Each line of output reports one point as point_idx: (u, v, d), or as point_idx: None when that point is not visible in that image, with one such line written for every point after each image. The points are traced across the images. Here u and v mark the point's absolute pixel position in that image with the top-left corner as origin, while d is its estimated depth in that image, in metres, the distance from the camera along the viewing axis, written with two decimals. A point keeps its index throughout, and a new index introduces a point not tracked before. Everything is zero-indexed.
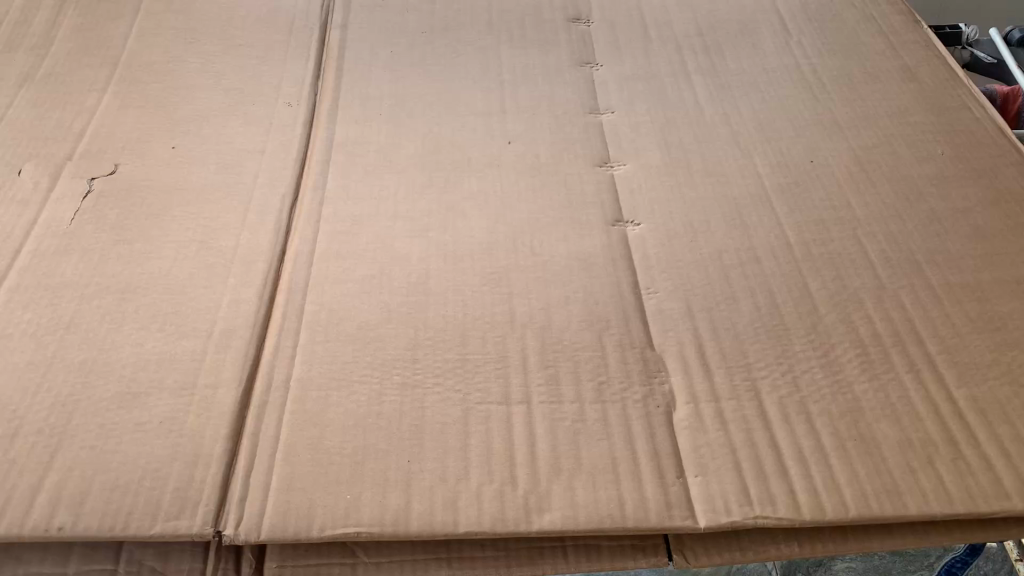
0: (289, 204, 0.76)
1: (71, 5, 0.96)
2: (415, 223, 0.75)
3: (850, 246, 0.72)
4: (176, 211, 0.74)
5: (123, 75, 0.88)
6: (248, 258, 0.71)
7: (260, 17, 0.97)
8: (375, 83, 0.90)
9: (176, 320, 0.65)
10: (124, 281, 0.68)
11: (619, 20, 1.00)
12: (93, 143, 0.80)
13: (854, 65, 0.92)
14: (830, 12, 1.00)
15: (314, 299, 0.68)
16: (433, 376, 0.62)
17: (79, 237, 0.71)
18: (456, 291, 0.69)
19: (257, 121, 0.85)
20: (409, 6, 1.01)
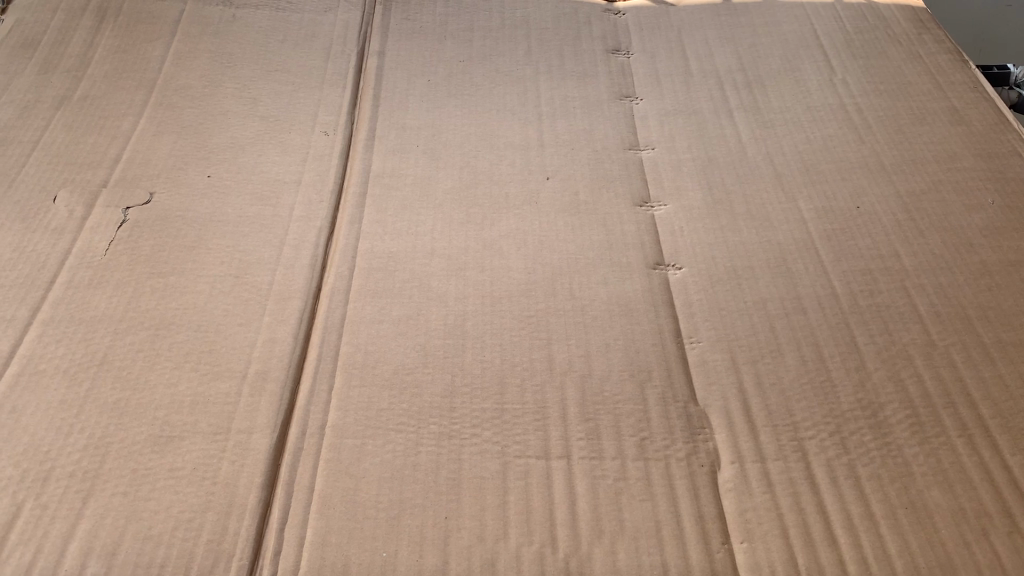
0: (325, 239, 0.75)
1: (108, 25, 0.96)
2: (453, 261, 0.74)
3: (899, 298, 0.70)
4: (212, 243, 0.73)
5: (159, 100, 0.88)
6: (283, 295, 0.69)
7: (297, 41, 0.96)
8: (412, 113, 0.89)
9: (211, 358, 0.64)
10: (159, 316, 0.67)
11: (660, 52, 0.98)
12: (129, 170, 0.80)
13: (900, 106, 0.90)
14: (875, 48, 0.98)
15: (349, 340, 0.67)
16: (471, 426, 0.60)
17: (113, 268, 0.70)
18: (495, 335, 0.67)
19: (294, 150, 0.84)
20: (447, 33, 1.00)
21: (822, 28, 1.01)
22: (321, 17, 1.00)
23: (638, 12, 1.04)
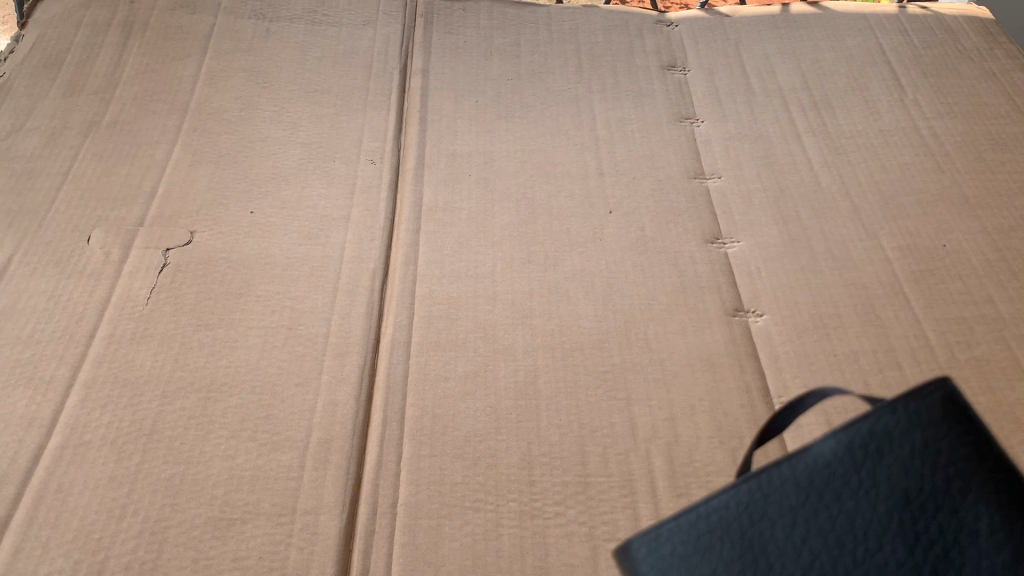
0: (380, 283, 0.70)
1: (135, 40, 0.90)
2: (518, 308, 0.69)
3: (998, 351, 0.65)
4: (260, 289, 0.68)
5: (193, 124, 0.82)
6: (340, 348, 0.65)
7: (336, 59, 0.91)
8: (461, 139, 0.84)
9: (268, 426, 0.59)
10: (209, 377, 0.62)
11: (718, 69, 0.93)
12: (166, 206, 0.74)
13: (978, 130, 0.85)
14: (947, 64, 0.93)
15: (415, 400, 0.62)
16: (554, 504, 0.56)
17: (157, 320, 0.65)
18: (570, 394, 0.63)
19: (340, 181, 0.79)
20: (493, 48, 0.94)
21: (888, 41, 0.96)
22: (359, 31, 0.94)
23: (691, 24, 0.99)
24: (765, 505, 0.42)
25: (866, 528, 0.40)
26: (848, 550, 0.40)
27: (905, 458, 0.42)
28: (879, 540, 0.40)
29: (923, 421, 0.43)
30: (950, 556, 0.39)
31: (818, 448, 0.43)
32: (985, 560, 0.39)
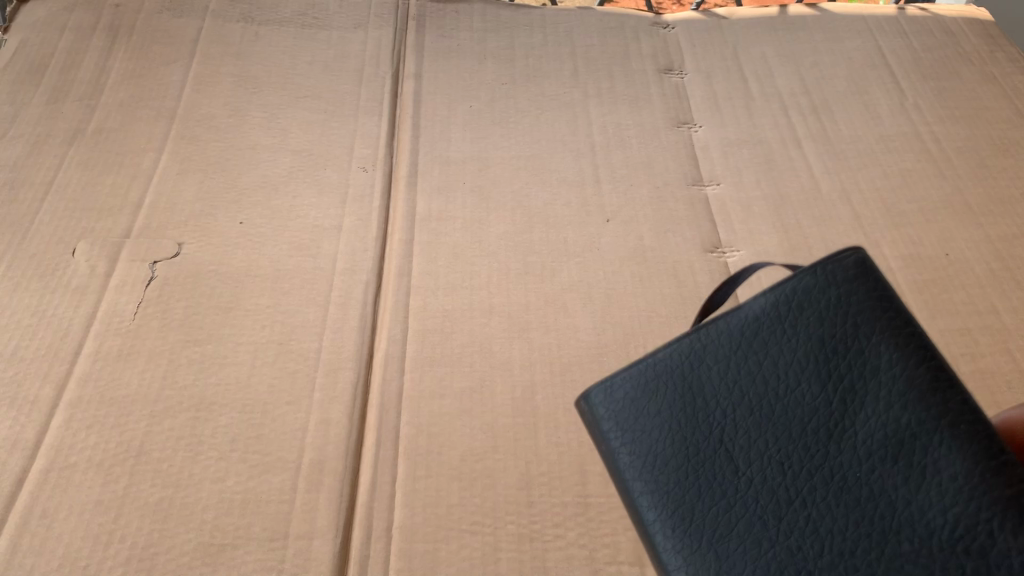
0: (374, 295, 0.69)
1: (121, 45, 0.88)
2: (514, 321, 0.68)
3: (1004, 363, 0.64)
4: (250, 304, 0.67)
5: (181, 132, 0.80)
6: (333, 364, 0.63)
7: (327, 63, 0.89)
8: (455, 145, 0.83)
9: (259, 446, 0.58)
10: (198, 395, 0.60)
11: (716, 72, 0.92)
12: (153, 217, 0.73)
13: (980, 135, 0.84)
14: (947, 67, 0.91)
15: (410, 418, 0.60)
16: (553, 526, 0.54)
17: (144, 337, 0.64)
18: (568, 411, 0.61)
19: (332, 190, 0.77)
20: (487, 51, 0.93)
21: (888, 44, 0.94)
22: (351, 34, 0.93)
23: (688, 26, 0.98)
24: (702, 354, 0.46)
25: (789, 368, 0.43)
26: (772, 388, 0.43)
27: (824, 308, 0.43)
28: (799, 379, 0.43)
29: (839, 284, 0.44)
30: (858, 390, 0.41)
31: (750, 304, 0.45)
32: (884, 390, 0.40)
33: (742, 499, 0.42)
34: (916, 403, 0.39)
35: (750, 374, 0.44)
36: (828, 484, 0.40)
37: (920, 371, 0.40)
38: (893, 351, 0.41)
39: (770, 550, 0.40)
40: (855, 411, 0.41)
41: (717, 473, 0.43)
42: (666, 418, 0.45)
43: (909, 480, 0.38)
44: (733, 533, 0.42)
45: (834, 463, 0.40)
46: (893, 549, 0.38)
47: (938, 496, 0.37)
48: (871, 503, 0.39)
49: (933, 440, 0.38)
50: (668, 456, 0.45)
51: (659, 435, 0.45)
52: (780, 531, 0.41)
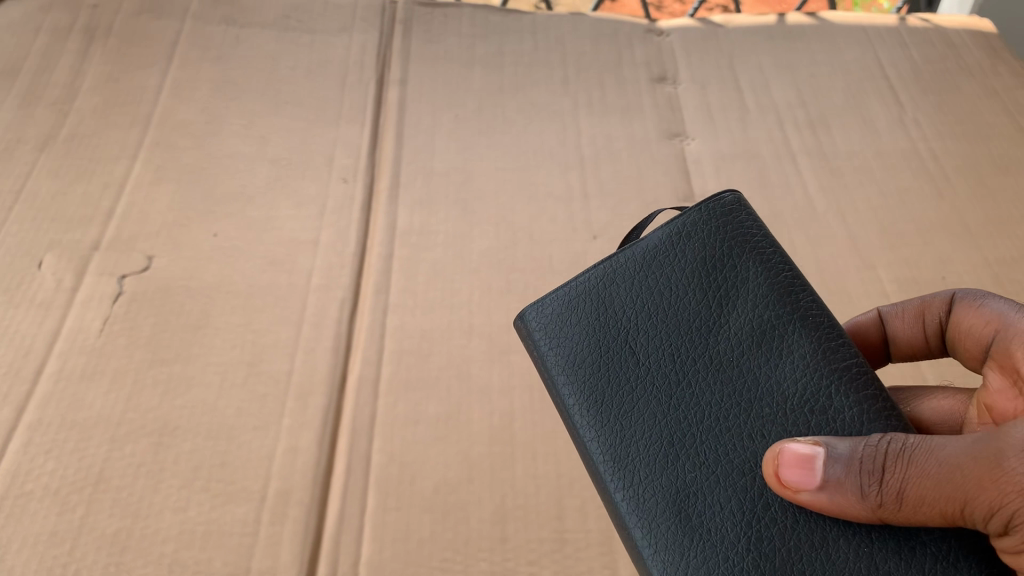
0: (350, 314, 0.67)
1: (98, 48, 0.85)
2: (495, 343, 0.65)
3: None
4: (220, 321, 0.64)
5: (156, 140, 0.78)
6: (304, 387, 0.61)
7: (310, 69, 0.87)
8: (439, 156, 0.80)
9: (224, 475, 0.55)
10: (162, 418, 0.58)
11: (710, 81, 0.89)
12: (124, 228, 0.70)
13: (980, 153, 0.82)
14: (947, 81, 0.89)
15: (382, 446, 0.58)
16: (527, 564, 0.52)
17: (109, 356, 0.61)
18: (547, 440, 0.59)
19: (310, 201, 0.75)
20: (475, 58, 0.90)
21: (887, 56, 0.92)
22: (335, 38, 0.90)
23: (683, 33, 0.95)
24: (610, 274, 0.48)
25: (678, 283, 0.46)
26: (664, 298, 0.46)
27: (709, 234, 0.46)
28: (687, 291, 0.46)
29: (717, 213, 0.46)
30: (735, 296, 0.44)
31: (648, 235, 0.48)
32: (754, 293, 0.44)
33: (641, 388, 0.44)
34: (778, 295, 0.43)
35: (644, 278, 0.47)
36: (708, 364, 0.43)
37: (784, 270, 0.44)
38: (760, 254, 0.45)
39: (662, 424, 0.43)
40: (731, 303, 0.44)
41: (617, 361, 0.46)
42: (580, 329, 0.48)
43: (773, 360, 0.42)
44: (629, 411, 0.44)
45: (713, 347, 0.44)
46: (759, 420, 0.41)
47: (795, 375, 0.41)
48: (742, 381, 0.42)
49: (792, 327, 0.42)
50: (582, 357, 0.47)
51: (568, 331, 0.48)
52: (667, 405, 0.43)
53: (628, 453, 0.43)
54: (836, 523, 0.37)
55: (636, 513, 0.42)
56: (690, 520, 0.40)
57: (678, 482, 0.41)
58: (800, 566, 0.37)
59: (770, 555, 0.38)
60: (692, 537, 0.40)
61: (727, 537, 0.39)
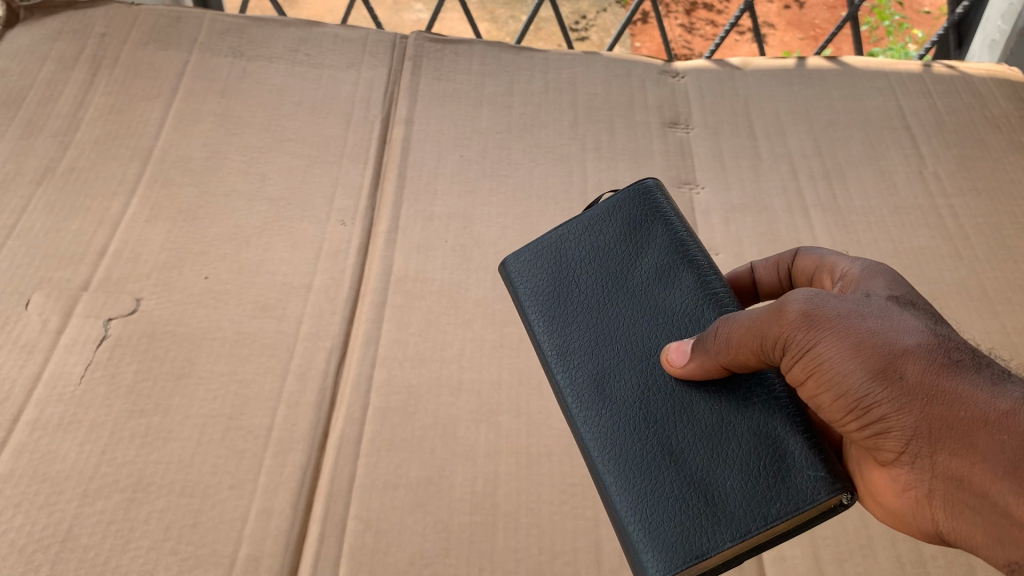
0: (337, 366, 0.65)
1: (103, 79, 0.85)
2: (484, 402, 0.63)
3: None
4: (203, 370, 0.63)
5: (154, 175, 0.77)
6: (283, 444, 0.59)
7: (315, 105, 0.86)
8: (441, 199, 0.78)
9: (195, 536, 0.54)
10: (137, 473, 0.57)
11: (723, 127, 0.87)
12: (115, 269, 0.69)
13: (1002, 212, 0.79)
14: (971, 133, 0.86)
15: (360, 511, 0.56)
16: None
17: (88, 404, 0.60)
18: (531, 511, 0.57)
19: (307, 243, 0.73)
20: (483, 97, 0.89)
21: (909, 105, 0.89)
22: (342, 73, 0.89)
23: (698, 75, 0.93)
24: (564, 230, 0.60)
25: (613, 233, 0.58)
26: (603, 245, 0.58)
27: (637, 198, 0.59)
28: (619, 238, 0.58)
29: (645, 186, 0.59)
30: (652, 241, 0.56)
31: (596, 204, 0.61)
32: (666, 238, 0.56)
33: (580, 305, 0.56)
34: (678, 243, 0.55)
35: (585, 233, 0.59)
36: (624, 290, 0.55)
37: (686, 228, 0.57)
38: (670, 217, 0.57)
39: (592, 328, 0.55)
40: (645, 248, 0.56)
41: (565, 288, 0.58)
42: (539, 268, 0.60)
43: (669, 289, 0.54)
44: (565, 324, 0.56)
45: (629, 280, 0.56)
46: (656, 329, 0.53)
47: (685, 292, 0.53)
48: (648, 302, 0.54)
49: (684, 262, 0.54)
50: (539, 287, 0.59)
51: (532, 269, 0.60)
52: (595, 319, 0.55)
53: (565, 346, 0.55)
54: (698, 388, 0.49)
55: (567, 387, 0.53)
56: (604, 390, 0.52)
57: (598, 365, 0.53)
58: (673, 419, 0.48)
59: (656, 409, 0.49)
60: (602, 398, 0.51)
61: (626, 404, 0.50)
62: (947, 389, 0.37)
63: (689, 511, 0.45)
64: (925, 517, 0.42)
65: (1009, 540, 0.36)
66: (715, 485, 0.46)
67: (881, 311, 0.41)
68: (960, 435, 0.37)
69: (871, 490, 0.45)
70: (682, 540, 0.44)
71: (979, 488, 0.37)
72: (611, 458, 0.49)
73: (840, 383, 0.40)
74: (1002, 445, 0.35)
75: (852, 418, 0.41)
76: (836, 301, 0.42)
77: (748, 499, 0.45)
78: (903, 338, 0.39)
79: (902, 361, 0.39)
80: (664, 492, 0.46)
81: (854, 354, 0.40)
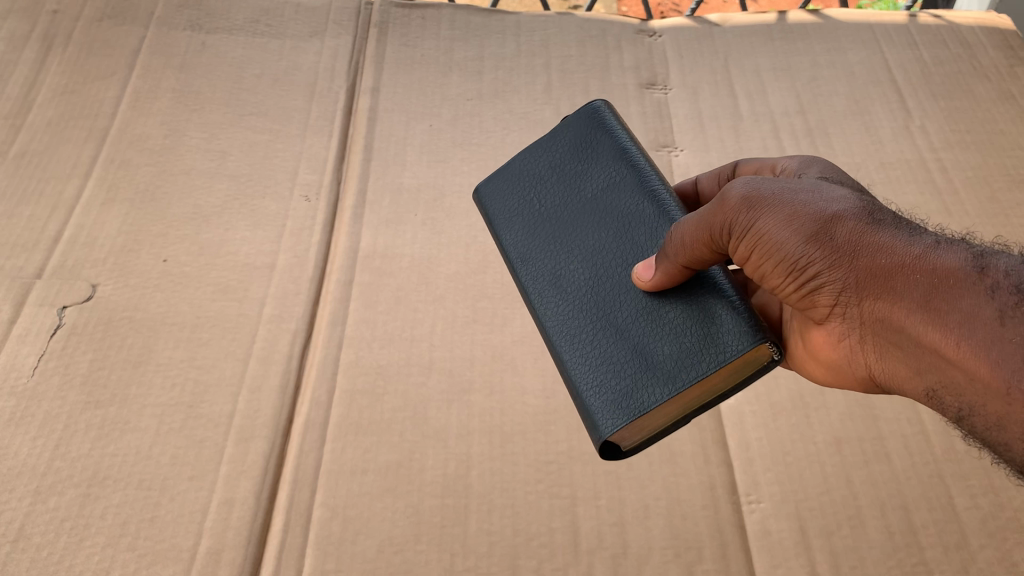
0: (302, 349, 0.62)
1: (56, 58, 0.82)
2: (456, 379, 0.61)
3: None
4: (162, 357, 0.60)
5: (111, 156, 0.74)
6: (245, 431, 0.57)
7: (277, 77, 0.82)
8: (410, 171, 0.76)
9: (153, 531, 0.51)
10: (92, 467, 0.54)
11: (702, 86, 0.84)
12: (70, 254, 0.66)
13: (991, 163, 0.76)
14: (959, 84, 0.83)
15: (326, 499, 0.54)
16: None
17: (41, 396, 0.57)
18: (505, 491, 0.55)
19: (269, 221, 0.71)
20: (453, 64, 0.85)
21: (894, 56, 0.86)
22: (305, 44, 0.86)
23: (676, 33, 0.90)
24: (525, 151, 0.59)
25: (568, 149, 0.56)
26: (558, 163, 0.56)
27: (590, 117, 0.57)
28: (574, 154, 0.56)
29: (596, 106, 0.57)
30: (603, 153, 0.54)
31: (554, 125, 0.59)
32: (615, 150, 0.54)
33: (539, 221, 0.55)
34: (625, 149, 0.54)
35: (544, 150, 0.57)
36: (579, 199, 0.53)
37: (631, 137, 0.54)
38: (616, 127, 0.56)
39: (551, 237, 0.53)
40: (595, 160, 0.54)
41: (526, 205, 0.56)
42: (505, 188, 0.58)
43: (617, 196, 0.52)
44: (527, 238, 0.54)
45: (582, 191, 0.54)
46: (608, 230, 0.51)
47: (631, 196, 0.51)
48: (597, 209, 0.52)
49: (631, 166, 0.52)
50: (504, 206, 0.57)
51: (498, 189, 0.59)
52: (552, 229, 0.53)
53: (527, 257, 0.53)
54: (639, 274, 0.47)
55: (531, 293, 0.52)
56: (561, 289, 0.50)
57: (555, 268, 0.51)
58: (619, 304, 0.47)
59: (605, 299, 0.48)
60: (560, 296, 0.50)
61: (581, 300, 0.49)
62: (871, 244, 0.37)
63: (636, 381, 0.44)
64: (860, 368, 0.42)
65: (923, 368, 0.37)
66: (654, 355, 0.44)
67: (814, 186, 0.41)
68: (878, 279, 0.37)
69: (814, 357, 0.46)
70: (626, 406, 0.44)
71: (897, 326, 0.37)
72: (568, 349, 0.48)
73: (774, 252, 0.40)
74: (912, 283, 0.36)
75: (790, 281, 0.41)
76: (771, 183, 0.41)
77: (682, 358, 0.43)
78: (833, 204, 0.39)
79: (829, 222, 0.39)
80: (613, 369, 0.45)
81: (788, 224, 0.39)
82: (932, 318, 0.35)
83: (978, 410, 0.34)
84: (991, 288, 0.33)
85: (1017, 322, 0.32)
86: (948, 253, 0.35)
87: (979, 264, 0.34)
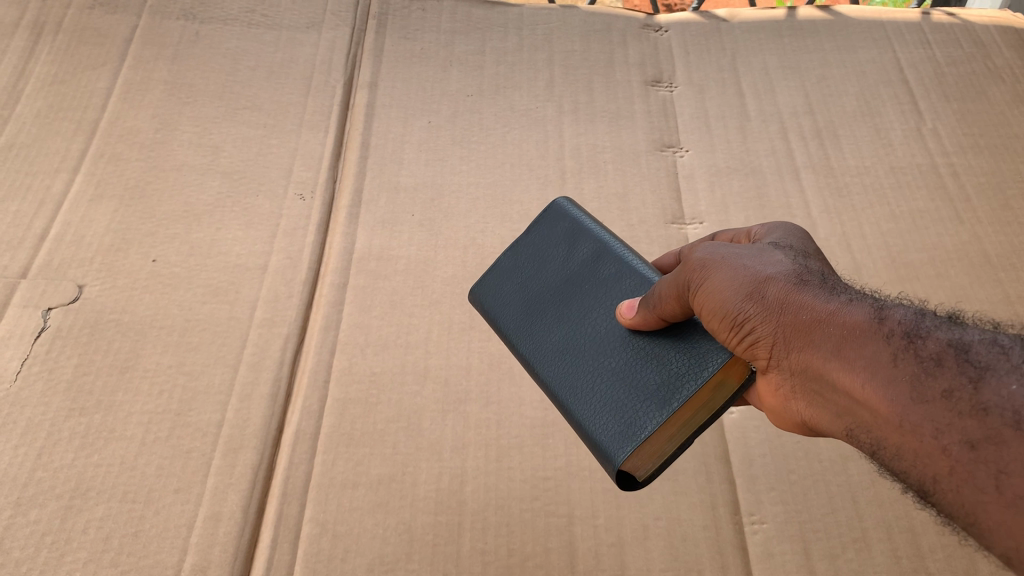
0: (293, 355, 0.61)
1: (45, 47, 0.79)
2: (451, 389, 0.59)
3: None
4: (149, 362, 0.58)
5: (100, 150, 0.72)
6: (233, 442, 0.55)
7: (273, 70, 0.80)
8: (407, 169, 0.74)
9: (137, 546, 0.50)
10: (75, 478, 0.52)
11: (709, 84, 0.82)
12: (55, 253, 0.64)
13: (1004, 169, 0.74)
14: (973, 85, 0.81)
15: (316, 514, 0.52)
16: None
17: (23, 402, 0.55)
18: (501, 508, 0.53)
19: (262, 220, 0.69)
20: (453, 58, 0.83)
21: (906, 56, 0.84)
22: (302, 35, 0.84)
23: (683, 29, 0.87)
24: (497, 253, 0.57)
25: (538, 239, 0.55)
26: (532, 253, 0.55)
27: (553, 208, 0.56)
28: (545, 242, 0.55)
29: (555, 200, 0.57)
30: (575, 236, 0.53)
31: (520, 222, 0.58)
32: (586, 231, 0.53)
33: (528, 304, 0.53)
34: (593, 228, 0.53)
35: (514, 246, 0.56)
36: (561, 280, 0.52)
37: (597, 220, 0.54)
38: (578, 211, 0.55)
39: (541, 316, 0.51)
40: (569, 243, 0.53)
41: (509, 294, 0.54)
42: (484, 285, 0.56)
43: (597, 268, 0.51)
44: (518, 328, 0.52)
45: (564, 272, 0.52)
46: (595, 300, 0.49)
47: (610, 265, 0.50)
48: (581, 285, 0.51)
49: (604, 236, 0.52)
50: (490, 300, 0.55)
51: (480, 286, 0.57)
52: (543, 309, 0.52)
53: (521, 337, 0.52)
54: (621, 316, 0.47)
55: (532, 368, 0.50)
56: (559, 357, 0.49)
57: (548, 339, 0.50)
58: (611, 346, 0.47)
59: (600, 347, 0.47)
60: (558, 361, 0.49)
61: (579, 358, 0.48)
62: (797, 302, 0.36)
63: (636, 411, 0.43)
64: (794, 418, 0.39)
65: (839, 414, 0.35)
66: (646, 384, 0.44)
67: (758, 250, 0.40)
68: (798, 332, 0.35)
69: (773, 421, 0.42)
70: (633, 437, 0.43)
71: (818, 379, 0.35)
72: (573, 404, 0.46)
73: (713, 311, 0.39)
74: (828, 335, 0.34)
75: (730, 338, 0.39)
76: (721, 249, 0.41)
77: (671, 380, 0.43)
78: (768, 266, 0.38)
79: (761, 282, 0.37)
80: (613, 406, 0.44)
81: (728, 284, 0.38)
82: (841, 366, 0.33)
83: (883, 452, 0.32)
84: (888, 333, 0.31)
85: (910, 362, 0.30)
86: (862, 306, 0.33)
87: (881, 313, 0.32)
